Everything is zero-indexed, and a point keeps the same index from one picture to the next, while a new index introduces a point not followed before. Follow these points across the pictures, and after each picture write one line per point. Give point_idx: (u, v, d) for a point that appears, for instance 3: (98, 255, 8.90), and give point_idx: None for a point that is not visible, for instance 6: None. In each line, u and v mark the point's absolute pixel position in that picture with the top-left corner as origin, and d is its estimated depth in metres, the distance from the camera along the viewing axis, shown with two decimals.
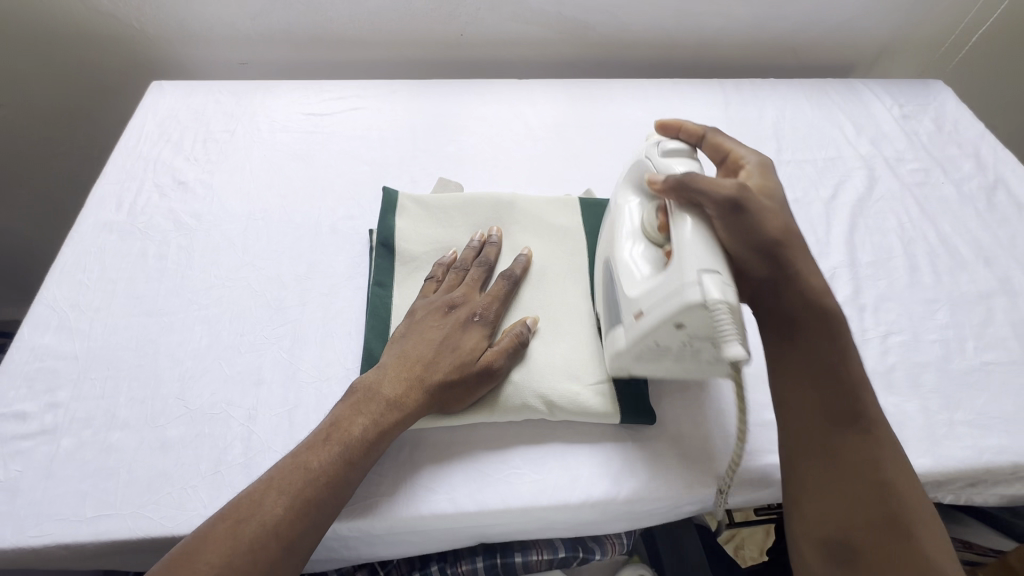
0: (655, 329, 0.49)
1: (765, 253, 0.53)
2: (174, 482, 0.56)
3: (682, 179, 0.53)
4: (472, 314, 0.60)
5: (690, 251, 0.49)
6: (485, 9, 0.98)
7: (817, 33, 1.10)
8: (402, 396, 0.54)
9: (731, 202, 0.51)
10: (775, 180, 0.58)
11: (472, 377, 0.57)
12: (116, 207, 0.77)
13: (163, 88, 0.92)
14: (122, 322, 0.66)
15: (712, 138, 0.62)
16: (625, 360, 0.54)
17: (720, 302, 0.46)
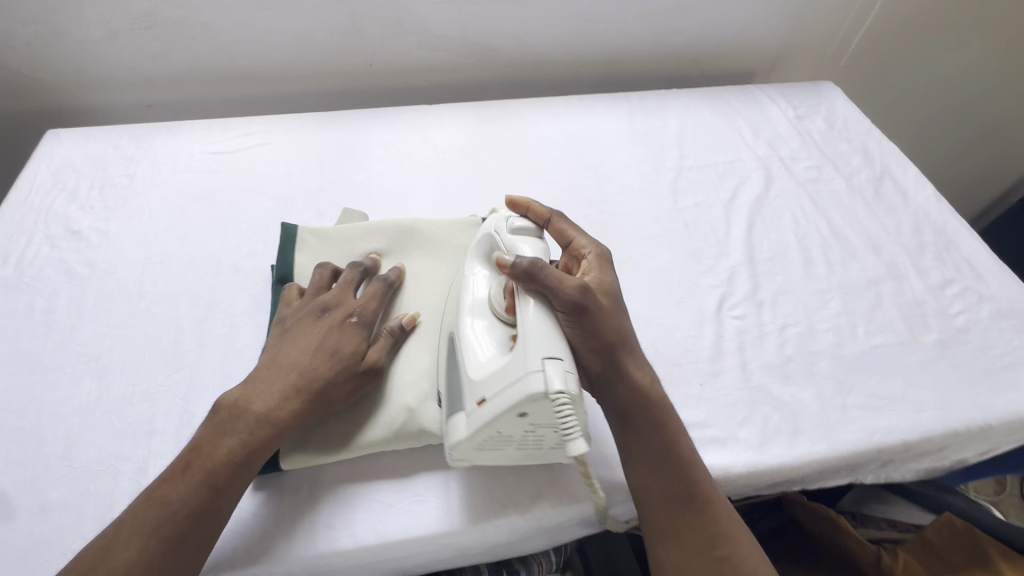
0: (499, 415, 0.49)
1: (597, 352, 0.55)
2: (55, 547, 0.53)
3: (530, 270, 0.53)
4: (348, 316, 0.60)
5: (536, 340, 0.50)
6: (390, 39, 1.01)
7: (715, 44, 1.15)
8: (273, 407, 0.54)
9: (573, 304, 0.53)
10: (612, 272, 0.60)
11: (353, 378, 0.57)
12: (2, 262, 0.74)
13: (59, 135, 0.90)
14: (3, 384, 0.63)
15: (556, 223, 0.63)
16: (467, 447, 0.53)
17: (561, 393, 0.47)
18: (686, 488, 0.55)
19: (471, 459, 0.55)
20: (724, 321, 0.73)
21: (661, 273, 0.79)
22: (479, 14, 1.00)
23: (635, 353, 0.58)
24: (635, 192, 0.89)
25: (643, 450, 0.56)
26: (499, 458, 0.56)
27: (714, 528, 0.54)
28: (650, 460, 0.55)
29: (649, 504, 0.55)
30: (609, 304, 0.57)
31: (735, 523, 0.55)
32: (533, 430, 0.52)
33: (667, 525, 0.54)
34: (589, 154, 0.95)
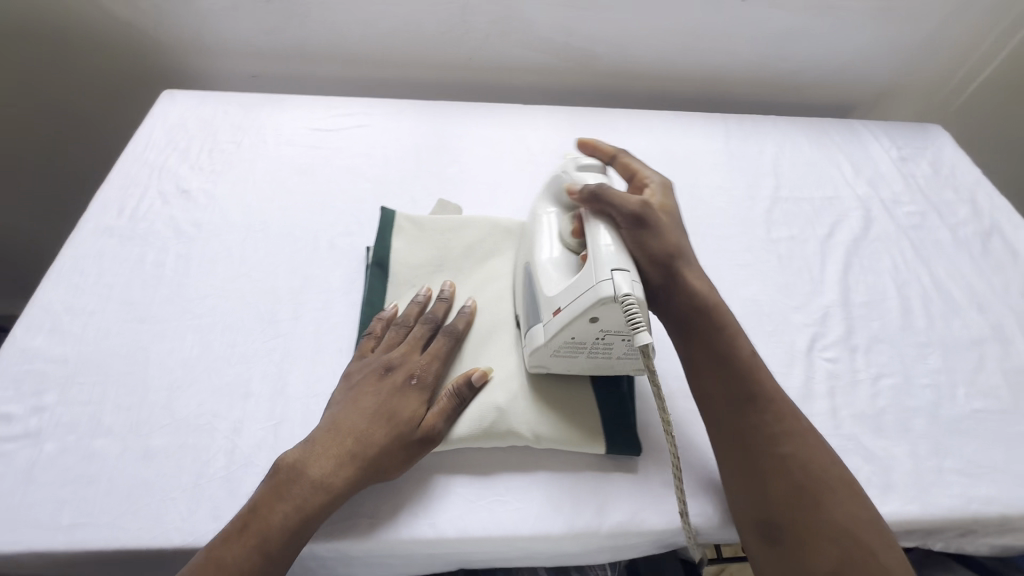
0: (572, 321, 0.52)
1: (660, 266, 0.58)
2: (155, 493, 0.55)
3: (596, 192, 0.57)
4: (410, 376, 0.58)
5: (606, 253, 0.52)
6: (494, 36, 1.01)
7: (818, 74, 1.12)
8: (328, 474, 0.52)
9: (633, 216, 0.56)
10: (674, 198, 0.65)
11: (410, 446, 0.55)
12: (118, 212, 0.77)
13: (173, 97, 0.94)
14: (114, 329, 0.66)
15: (622, 159, 0.67)
16: (544, 352, 0.57)
17: (630, 296, 0.49)
18: (746, 390, 0.56)
19: (545, 368, 0.60)
20: (815, 362, 0.71)
21: (752, 303, 0.77)
22: (586, 20, 1.00)
23: (693, 266, 0.61)
24: (727, 217, 0.88)
25: (705, 364, 0.58)
26: (573, 366, 0.59)
27: (776, 427, 0.55)
28: (710, 364, 0.58)
29: (716, 413, 0.57)
30: (667, 221, 0.60)
31: (800, 425, 0.55)
32: (605, 337, 0.54)
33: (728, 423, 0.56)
34: (683, 172, 0.93)
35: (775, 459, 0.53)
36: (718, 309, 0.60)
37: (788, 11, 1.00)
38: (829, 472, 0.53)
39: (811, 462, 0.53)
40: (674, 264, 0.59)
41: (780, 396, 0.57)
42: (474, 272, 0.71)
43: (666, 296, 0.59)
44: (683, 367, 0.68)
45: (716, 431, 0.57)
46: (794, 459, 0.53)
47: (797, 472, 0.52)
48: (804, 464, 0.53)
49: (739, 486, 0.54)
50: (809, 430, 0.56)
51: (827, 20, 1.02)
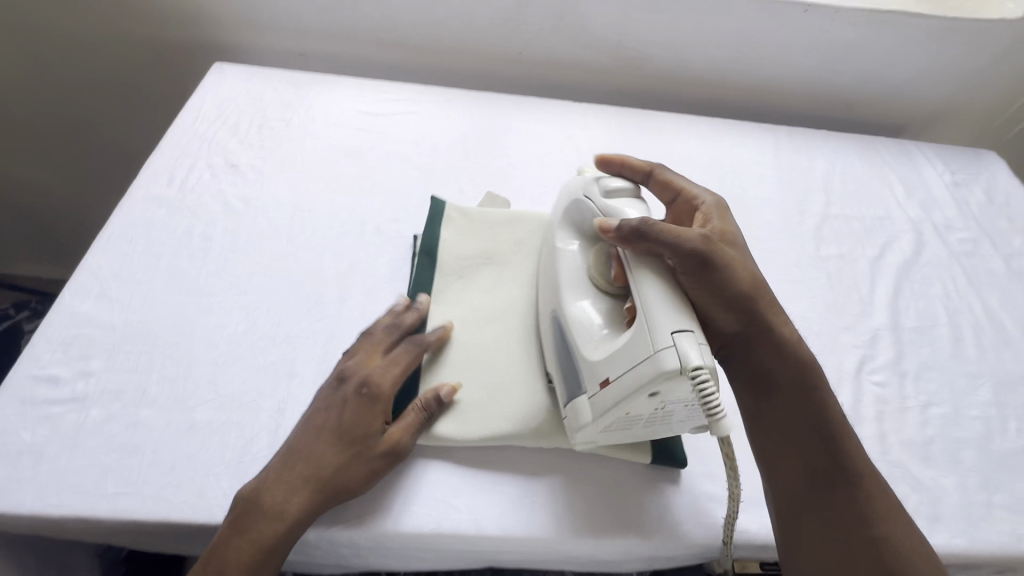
0: (630, 398, 0.49)
1: (730, 307, 0.55)
2: (198, 468, 0.55)
3: (639, 230, 0.53)
4: (360, 387, 0.56)
5: (661, 316, 0.49)
6: (548, 31, 1.00)
7: (872, 91, 1.10)
8: (284, 501, 0.50)
9: (690, 257, 0.53)
10: (730, 220, 0.61)
11: (371, 461, 0.53)
12: (168, 182, 0.77)
13: (224, 70, 0.94)
14: (161, 299, 0.66)
15: (659, 176, 0.64)
16: (593, 430, 0.53)
17: (700, 369, 0.46)
18: (829, 454, 0.51)
19: (594, 442, 0.55)
20: (863, 385, 0.70)
21: (800, 320, 0.75)
22: (643, 21, 0.98)
23: (767, 306, 0.56)
24: (775, 231, 0.86)
25: (777, 420, 0.54)
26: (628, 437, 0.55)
27: (859, 494, 0.50)
28: (782, 421, 0.54)
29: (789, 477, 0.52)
30: (732, 256, 0.56)
31: (882, 492, 0.51)
32: (664, 407, 0.51)
33: (805, 488, 0.51)
34: (732, 182, 0.92)
35: (858, 533, 0.48)
36: (799, 357, 0.55)
37: (852, 25, 0.98)
38: (915, 548, 0.48)
39: (899, 541, 0.48)
40: (744, 306, 0.55)
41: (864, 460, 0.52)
42: (523, 268, 0.70)
43: (743, 342, 0.56)
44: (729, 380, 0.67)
45: (789, 496, 0.52)
46: (879, 532, 0.48)
47: (882, 547, 0.48)
48: (891, 539, 0.48)
49: (817, 561, 0.49)
50: (890, 497, 0.51)
51: (889, 37, 1.00)
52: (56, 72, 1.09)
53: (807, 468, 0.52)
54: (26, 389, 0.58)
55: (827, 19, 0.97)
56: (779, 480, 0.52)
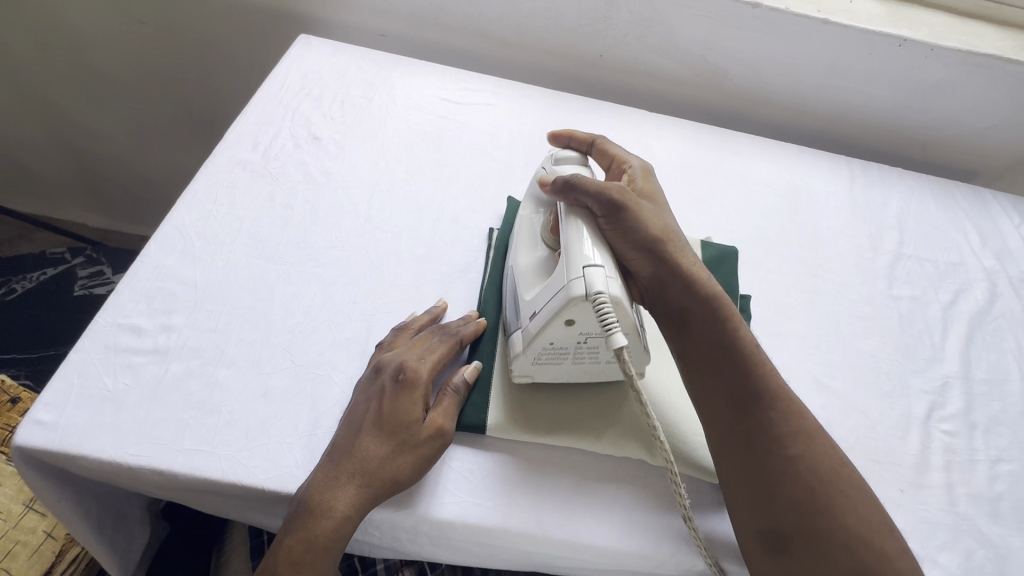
0: (547, 326, 0.54)
1: (646, 250, 0.57)
2: (272, 435, 0.55)
3: (569, 183, 0.59)
4: (396, 374, 0.55)
5: (575, 252, 0.54)
6: (632, 37, 0.99)
7: (951, 134, 1.07)
8: (339, 501, 0.50)
9: (607, 204, 0.57)
10: (654, 182, 0.65)
11: (419, 448, 0.53)
12: (252, 146, 0.78)
13: (309, 42, 0.94)
14: (242, 263, 0.66)
15: (600, 145, 0.68)
16: (525, 361, 0.58)
17: (601, 293, 0.51)
18: (752, 390, 0.54)
19: (530, 377, 0.60)
20: (932, 432, 0.68)
21: (870, 358, 0.74)
22: (730, 38, 0.97)
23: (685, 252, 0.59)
24: (848, 264, 0.85)
25: (699, 363, 0.56)
26: (559, 374, 0.60)
27: (783, 427, 0.53)
28: (704, 362, 0.56)
29: (715, 418, 0.55)
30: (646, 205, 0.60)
31: (807, 425, 0.54)
32: (586, 340, 0.55)
33: (730, 424, 0.54)
34: (805, 211, 0.90)
35: (784, 460, 0.52)
36: (715, 301, 0.57)
37: (944, 65, 0.97)
38: (837, 467, 0.52)
39: (820, 462, 0.52)
40: (661, 251, 0.57)
41: (787, 399, 0.55)
42: None
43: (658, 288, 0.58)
44: None
45: (717, 435, 0.55)
46: (801, 461, 0.52)
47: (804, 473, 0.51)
48: (814, 464, 0.52)
49: (747, 494, 0.52)
50: (817, 430, 0.54)
51: (979, 80, 0.98)
52: (140, 25, 1.11)
53: (735, 412, 0.54)
54: (110, 336, 0.58)
55: (921, 55, 0.96)
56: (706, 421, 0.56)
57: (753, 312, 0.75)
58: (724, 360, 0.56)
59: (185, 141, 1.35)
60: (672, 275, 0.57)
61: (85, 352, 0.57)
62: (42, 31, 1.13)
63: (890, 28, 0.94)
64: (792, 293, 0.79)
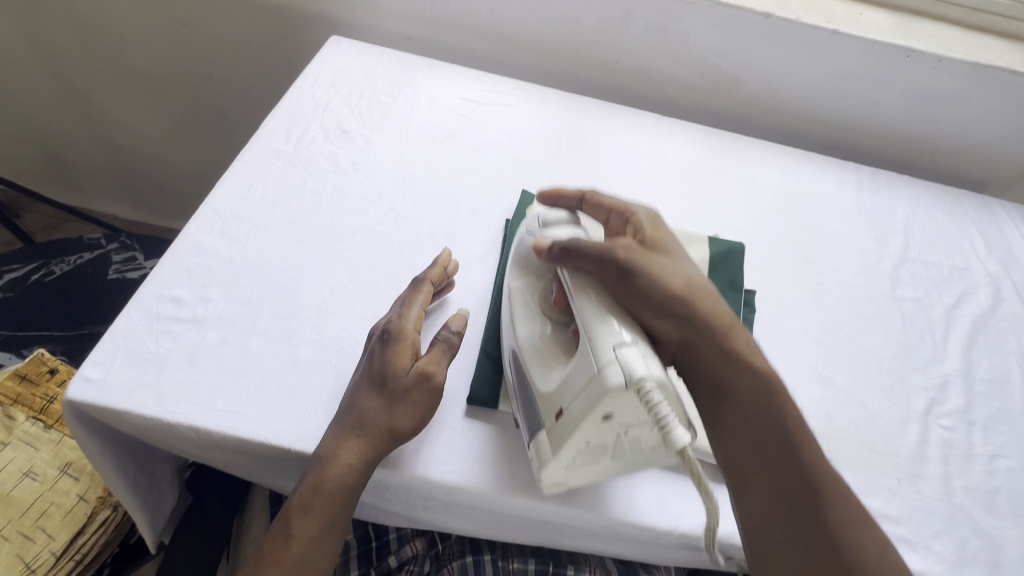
0: (586, 423, 0.49)
1: (666, 315, 0.55)
2: (298, 400, 0.59)
3: (571, 249, 0.57)
4: (382, 334, 0.58)
5: (602, 333, 0.50)
6: (648, 44, 1.03)
7: (960, 144, 1.09)
8: (340, 453, 0.52)
9: (619, 270, 0.55)
10: (663, 229, 0.63)
11: (408, 396, 0.55)
12: (285, 138, 0.83)
13: (340, 43, 0.99)
14: (274, 243, 0.71)
15: (590, 199, 0.66)
16: (558, 465, 0.53)
17: (644, 379, 0.47)
18: (796, 471, 0.53)
19: (563, 479, 0.55)
20: (931, 426, 0.70)
21: (871, 354, 0.76)
22: (743, 46, 1.01)
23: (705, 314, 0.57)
24: (852, 265, 0.87)
25: (739, 445, 0.55)
26: (595, 472, 0.54)
27: (834, 510, 0.51)
28: (744, 442, 0.55)
29: (766, 511, 0.52)
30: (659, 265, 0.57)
31: (853, 502, 0.52)
32: (627, 432, 0.50)
33: (781, 514, 0.51)
34: (812, 213, 0.93)
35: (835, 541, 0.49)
36: (746, 371, 0.57)
37: (951, 76, 0.99)
38: (892, 554, 0.50)
39: (869, 544, 0.50)
40: (682, 316, 0.55)
41: (828, 474, 0.53)
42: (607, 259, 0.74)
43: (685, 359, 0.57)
44: (797, 401, 0.69)
45: (771, 529, 0.51)
46: (862, 549, 0.49)
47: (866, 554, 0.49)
48: (873, 555, 0.49)
49: None
50: (862, 507, 0.52)
51: (986, 92, 1.01)
52: (179, 25, 1.18)
53: (780, 496, 0.52)
54: (153, 305, 0.63)
55: (929, 66, 0.98)
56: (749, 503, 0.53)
57: (757, 307, 0.78)
58: (761, 433, 0.55)
59: (216, 138, 1.41)
60: (698, 344, 0.56)
61: (131, 318, 0.61)
62: (87, 29, 1.20)
63: (899, 39, 0.97)
64: (796, 290, 0.82)
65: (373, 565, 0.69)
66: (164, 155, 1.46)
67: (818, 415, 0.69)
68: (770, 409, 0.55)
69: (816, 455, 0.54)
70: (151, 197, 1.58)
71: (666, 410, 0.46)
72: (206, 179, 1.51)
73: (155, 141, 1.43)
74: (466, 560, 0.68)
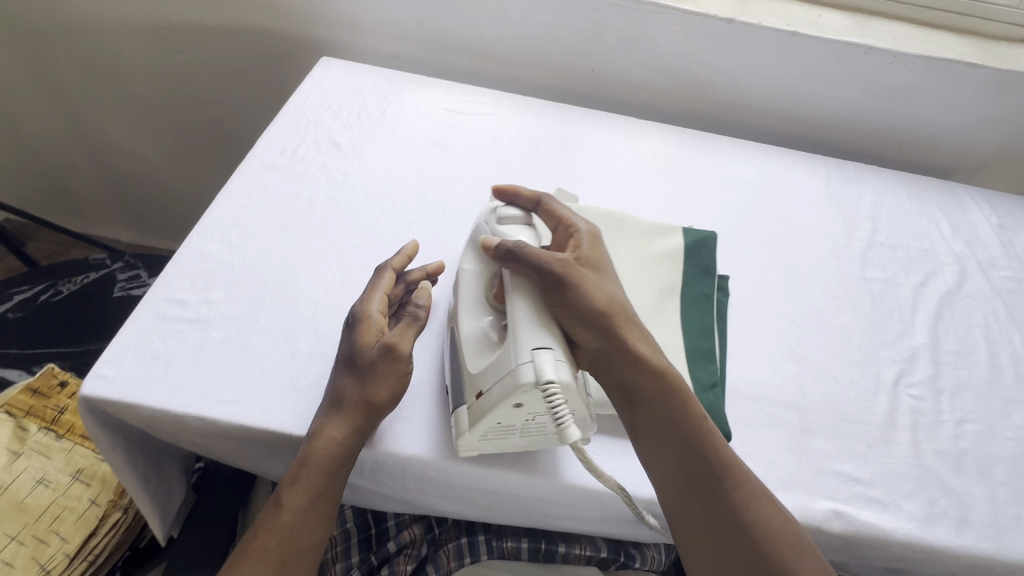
0: (497, 408, 0.55)
1: (588, 326, 0.58)
2: (298, 390, 0.63)
3: (513, 250, 0.60)
4: (348, 319, 0.63)
5: (526, 333, 0.56)
6: (621, 52, 1.09)
7: (924, 134, 1.15)
8: (324, 428, 0.57)
9: (552, 278, 0.58)
10: (601, 249, 0.65)
11: (377, 370, 0.59)
12: (280, 151, 0.88)
13: (330, 63, 1.05)
14: (272, 248, 0.75)
15: (546, 205, 0.69)
16: (471, 438, 0.58)
17: (551, 382, 0.53)
18: (701, 463, 0.57)
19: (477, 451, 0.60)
20: (900, 396, 0.74)
21: (842, 331, 0.80)
22: (711, 50, 1.07)
23: (632, 326, 0.60)
24: (822, 250, 0.91)
25: (650, 437, 0.59)
26: (505, 447, 0.60)
27: (733, 495, 0.56)
28: (654, 433, 0.59)
29: (670, 494, 0.58)
30: (592, 277, 0.60)
31: (753, 487, 0.57)
32: (533, 419, 0.57)
33: (685, 496, 0.57)
34: (783, 203, 0.98)
35: (726, 512, 0.55)
36: (666, 373, 0.59)
37: (908, 70, 1.05)
38: (788, 530, 0.55)
39: (767, 522, 0.55)
40: (606, 326, 0.58)
41: (734, 464, 0.58)
42: None
43: (608, 363, 0.59)
44: (771, 377, 0.73)
45: (675, 508, 0.57)
46: (755, 527, 0.54)
47: (752, 527, 0.54)
48: (767, 532, 0.54)
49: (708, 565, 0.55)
50: (763, 492, 0.57)
51: (944, 83, 1.06)
52: (177, 54, 1.24)
53: (685, 482, 0.57)
54: (159, 307, 0.67)
55: (886, 61, 1.04)
56: (656, 485, 0.58)
57: (731, 291, 0.82)
58: (669, 428, 0.58)
59: (213, 160, 1.47)
60: (620, 351, 0.59)
61: (140, 320, 0.66)
62: (90, 60, 1.26)
63: (855, 38, 1.03)
64: (769, 275, 0.86)
65: (373, 550, 0.72)
66: (163, 178, 1.52)
67: (792, 389, 0.72)
68: (686, 408, 0.59)
69: (722, 447, 0.58)
70: (152, 219, 1.63)
71: (565, 409, 0.52)
72: (205, 200, 1.57)
73: (155, 165, 1.49)
74: (462, 542, 0.72)
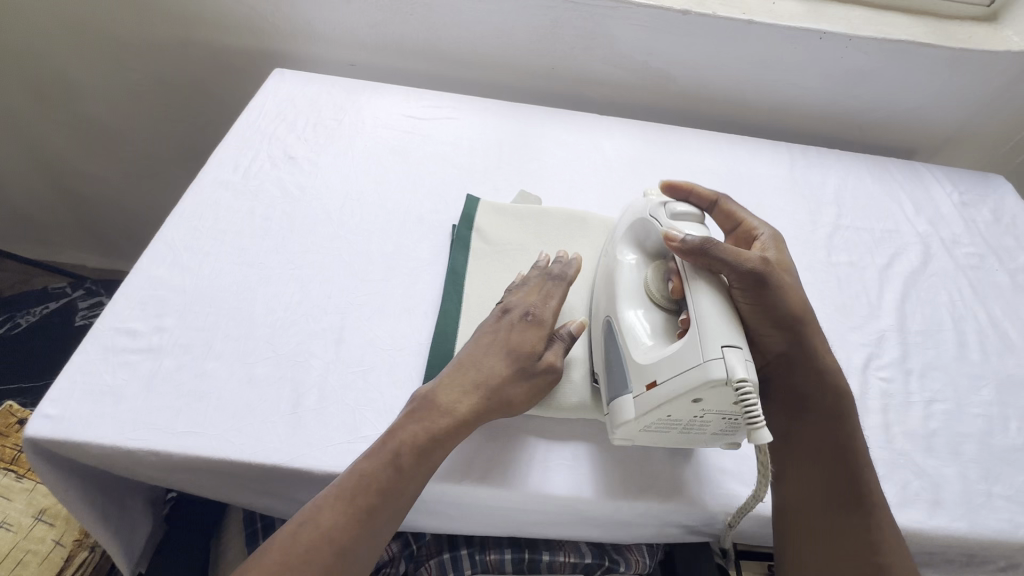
0: (673, 400, 0.54)
1: (778, 326, 0.61)
2: (257, 415, 0.61)
3: (701, 246, 0.58)
4: (524, 314, 0.64)
5: (713, 329, 0.54)
6: (579, 48, 1.08)
7: (884, 115, 1.15)
8: (453, 400, 0.59)
9: (749, 278, 0.59)
10: (785, 251, 0.66)
11: (533, 383, 0.61)
12: (233, 168, 0.85)
13: (283, 74, 1.03)
14: (227, 269, 0.73)
15: (723, 206, 0.71)
16: (633, 426, 0.59)
17: (743, 380, 0.51)
18: (850, 486, 0.60)
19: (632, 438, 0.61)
20: (870, 379, 0.74)
21: None
22: (669, 43, 1.06)
23: (816, 332, 0.63)
24: (788, 237, 0.91)
25: (804, 449, 0.63)
26: (659, 440, 0.61)
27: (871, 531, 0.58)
28: (808, 446, 0.63)
29: (800, 506, 0.61)
30: (788, 281, 0.62)
31: (890, 531, 0.59)
32: (704, 416, 0.56)
33: (820, 510, 0.60)
34: (748, 193, 0.98)
35: (859, 545, 0.58)
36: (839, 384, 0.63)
37: (864, 52, 1.05)
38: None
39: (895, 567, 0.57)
40: (795, 328, 0.62)
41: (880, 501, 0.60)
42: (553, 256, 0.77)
43: (790, 368, 0.63)
44: None
45: (805, 518, 0.61)
46: (886, 568, 0.57)
47: (882, 565, 0.57)
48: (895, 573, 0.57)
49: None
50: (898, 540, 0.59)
51: (901, 64, 1.07)
52: (128, 72, 1.20)
53: (823, 500, 0.60)
54: (108, 338, 0.64)
55: (841, 45, 1.04)
56: (790, 495, 0.62)
57: None
58: (825, 439, 0.62)
59: (173, 179, 1.43)
60: (803, 358, 0.63)
61: (87, 353, 0.63)
62: (38, 84, 1.22)
63: (810, 23, 1.03)
64: None
65: None
66: (123, 200, 1.47)
67: None
68: (853, 428, 0.62)
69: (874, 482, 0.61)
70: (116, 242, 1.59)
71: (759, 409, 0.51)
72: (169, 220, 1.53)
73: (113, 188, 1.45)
74: (444, 557, 0.70)
